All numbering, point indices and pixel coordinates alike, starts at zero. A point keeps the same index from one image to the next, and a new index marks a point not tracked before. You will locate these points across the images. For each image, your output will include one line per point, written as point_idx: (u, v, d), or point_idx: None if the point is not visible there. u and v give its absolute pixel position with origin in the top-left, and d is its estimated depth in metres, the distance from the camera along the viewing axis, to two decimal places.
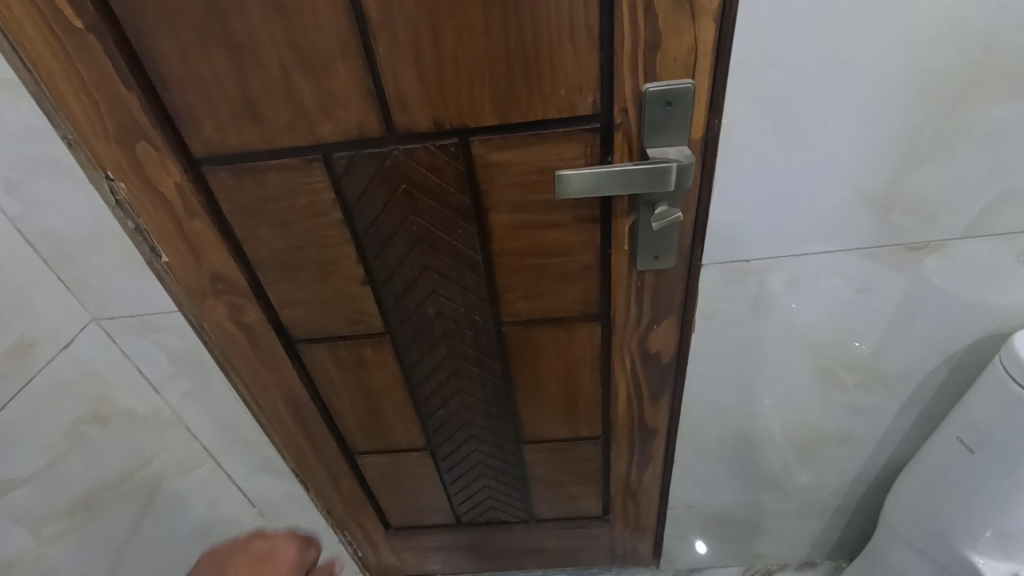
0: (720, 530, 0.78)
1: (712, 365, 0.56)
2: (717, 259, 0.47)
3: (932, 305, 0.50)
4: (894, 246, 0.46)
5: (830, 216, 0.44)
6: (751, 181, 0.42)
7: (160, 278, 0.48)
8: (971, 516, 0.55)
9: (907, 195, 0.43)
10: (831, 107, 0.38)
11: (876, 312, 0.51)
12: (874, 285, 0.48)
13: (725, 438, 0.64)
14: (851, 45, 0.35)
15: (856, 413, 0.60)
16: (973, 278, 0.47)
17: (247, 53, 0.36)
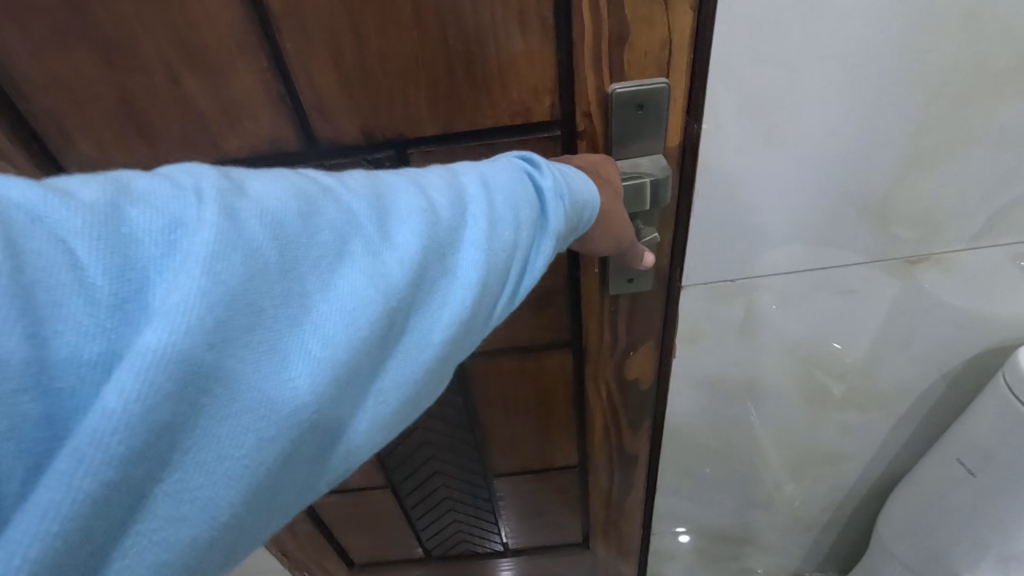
0: (705, 548, 0.74)
1: (695, 387, 0.51)
2: (699, 280, 0.41)
3: (932, 320, 0.45)
4: (895, 259, 0.41)
5: (825, 230, 0.38)
6: (737, 194, 0.36)
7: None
8: (969, 539, 0.52)
9: (911, 205, 0.37)
10: (829, 108, 0.32)
11: (871, 329, 0.46)
12: (870, 302, 0.44)
13: (709, 459, 0.59)
14: (853, 35, 0.29)
15: (848, 431, 0.56)
16: (977, 291, 0.43)
17: (119, 51, 0.29)
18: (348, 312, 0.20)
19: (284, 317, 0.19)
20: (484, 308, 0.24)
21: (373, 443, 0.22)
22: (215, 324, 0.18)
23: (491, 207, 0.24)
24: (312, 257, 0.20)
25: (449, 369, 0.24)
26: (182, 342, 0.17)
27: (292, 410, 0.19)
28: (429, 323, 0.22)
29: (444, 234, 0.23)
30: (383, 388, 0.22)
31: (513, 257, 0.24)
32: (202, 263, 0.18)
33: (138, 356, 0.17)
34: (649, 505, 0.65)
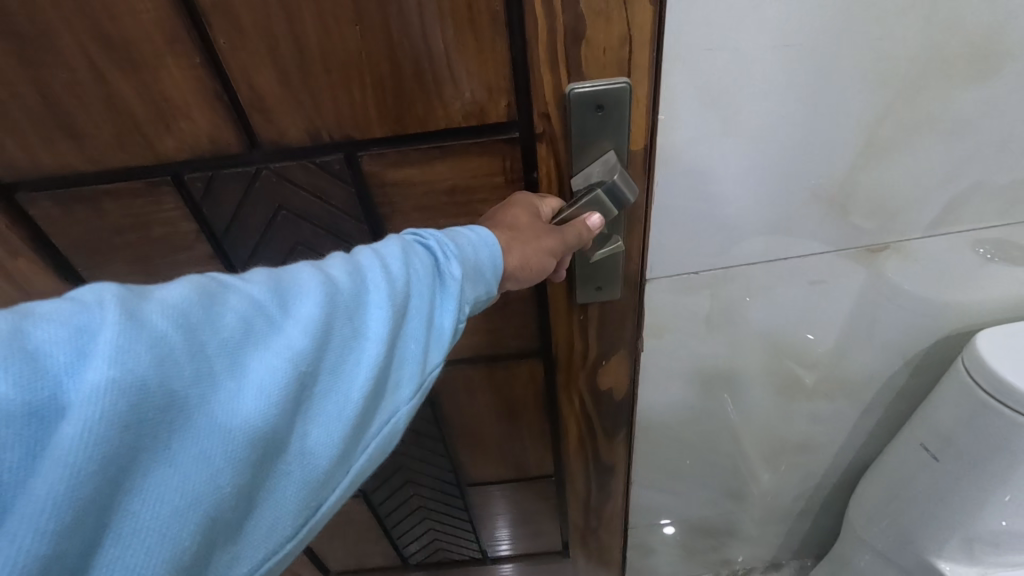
0: (686, 540, 0.74)
1: (663, 384, 0.49)
2: (664, 272, 0.39)
3: (894, 309, 0.44)
4: (854, 249, 0.39)
5: (785, 222, 0.37)
6: (692, 188, 0.34)
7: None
8: (936, 525, 0.52)
9: (870, 194, 0.36)
10: (782, 97, 0.30)
11: (836, 319, 0.45)
12: (836, 295, 0.43)
13: (683, 454, 0.59)
14: (803, 24, 0.28)
15: (817, 421, 0.56)
16: (938, 282, 0.42)
17: (37, 46, 0.27)
18: (261, 387, 0.19)
19: (199, 393, 0.18)
20: (415, 355, 0.23)
21: (307, 505, 0.21)
22: (127, 409, 0.17)
23: (396, 267, 0.23)
24: (225, 334, 0.19)
25: (386, 421, 0.23)
26: (93, 440, 0.16)
27: (218, 495, 0.19)
28: (359, 382, 0.21)
29: (352, 302, 0.22)
30: (313, 451, 0.21)
31: (434, 301, 0.24)
32: (97, 359, 0.17)
33: (44, 464, 0.16)
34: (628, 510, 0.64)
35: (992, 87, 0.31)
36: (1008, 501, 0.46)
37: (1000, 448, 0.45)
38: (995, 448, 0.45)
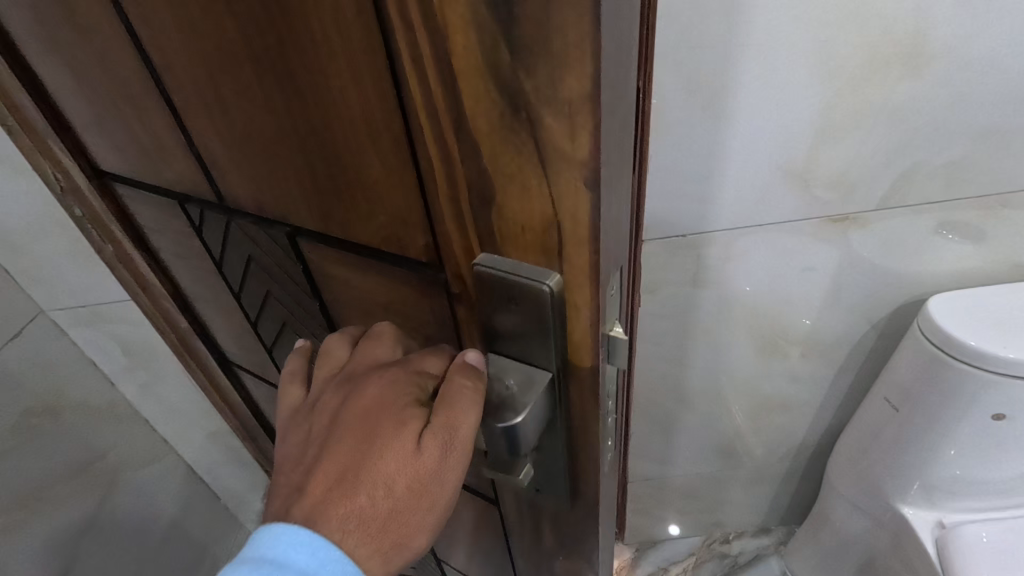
0: (690, 485, 1.32)
1: (664, 323, 0.96)
2: (669, 229, 0.82)
3: (864, 265, 0.88)
4: (826, 217, 0.81)
5: (761, 188, 0.77)
6: (678, 171, 0.74)
7: (110, 256, 0.78)
8: (903, 470, 0.98)
9: (821, 174, 0.76)
10: (752, 117, 0.70)
11: (810, 283, 0.91)
12: (815, 272, 0.89)
13: (682, 381, 1.07)
14: (776, 46, 0.64)
15: (795, 379, 1.07)
16: (898, 247, 0.86)
17: (191, 91, 0.42)
18: None
19: None
20: None
21: None
22: None
23: None
24: None
25: None
26: None
27: None
28: None
29: None
30: None
31: None
32: None
33: None
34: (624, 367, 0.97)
35: (919, 67, 0.67)
36: (953, 453, 0.92)
37: (959, 400, 0.86)
38: (930, 390, 0.88)
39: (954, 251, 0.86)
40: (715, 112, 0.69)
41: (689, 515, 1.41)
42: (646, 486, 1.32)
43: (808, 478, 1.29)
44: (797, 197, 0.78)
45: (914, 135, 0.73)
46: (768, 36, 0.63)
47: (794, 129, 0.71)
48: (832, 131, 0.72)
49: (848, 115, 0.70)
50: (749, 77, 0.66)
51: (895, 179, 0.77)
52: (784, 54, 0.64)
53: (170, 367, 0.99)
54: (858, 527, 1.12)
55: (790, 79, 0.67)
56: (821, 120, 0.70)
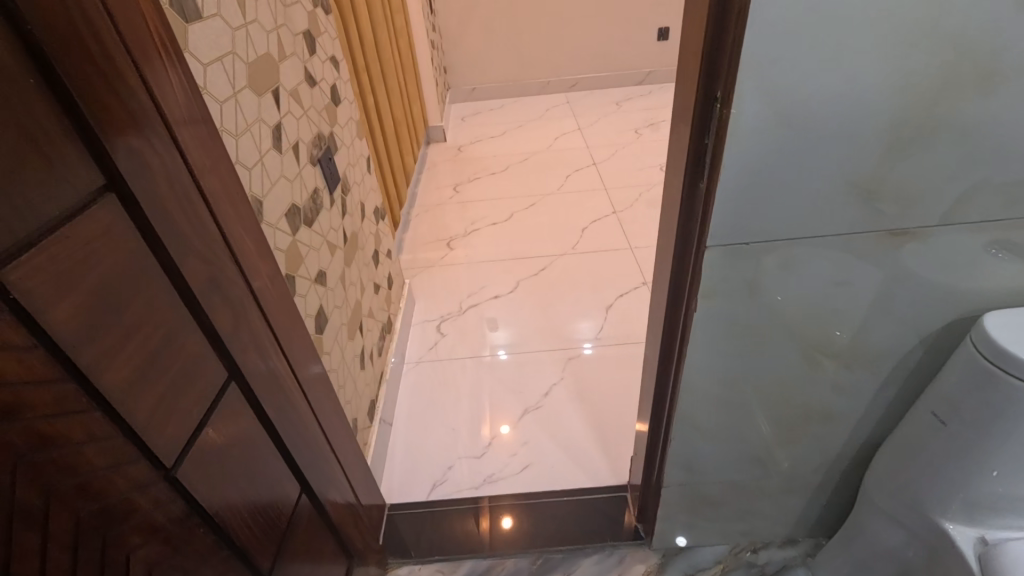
0: (722, 494, 1.33)
1: (713, 334, 0.97)
2: (735, 239, 0.83)
3: (915, 282, 0.90)
4: (890, 231, 0.83)
5: (829, 199, 0.78)
6: (749, 181, 0.76)
7: (207, 235, 0.78)
8: (947, 487, 0.98)
9: (888, 189, 0.77)
10: (827, 131, 0.71)
11: (863, 297, 0.93)
12: (867, 287, 0.91)
13: (724, 391, 1.08)
14: (855, 64, 0.66)
15: (839, 392, 1.08)
16: (952, 265, 0.87)
17: None
18: None
19: None
20: None
21: None
22: None
23: None
24: None
25: None
26: None
27: None
28: None
29: None
30: None
31: None
32: None
33: None
34: (674, 347, 1.04)
35: (991, 86, 0.68)
36: (996, 472, 0.92)
37: (1009, 419, 0.87)
38: (975, 404, 0.90)
39: (1007, 268, 0.87)
40: (790, 125, 0.71)
41: (720, 523, 1.42)
42: (677, 495, 1.34)
43: (840, 490, 1.31)
44: (860, 210, 0.80)
45: (979, 152, 0.74)
46: (848, 50, 0.65)
47: (864, 142, 0.73)
48: (901, 146, 0.73)
49: (919, 130, 0.72)
50: (825, 89, 0.68)
51: (958, 195, 0.78)
52: (864, 66, 0.66)
53: (289, 334, 1.04)
54: (893, 540, 1.14)
55: (864, 94, 0.68)
56: (893, 135, 0.72)
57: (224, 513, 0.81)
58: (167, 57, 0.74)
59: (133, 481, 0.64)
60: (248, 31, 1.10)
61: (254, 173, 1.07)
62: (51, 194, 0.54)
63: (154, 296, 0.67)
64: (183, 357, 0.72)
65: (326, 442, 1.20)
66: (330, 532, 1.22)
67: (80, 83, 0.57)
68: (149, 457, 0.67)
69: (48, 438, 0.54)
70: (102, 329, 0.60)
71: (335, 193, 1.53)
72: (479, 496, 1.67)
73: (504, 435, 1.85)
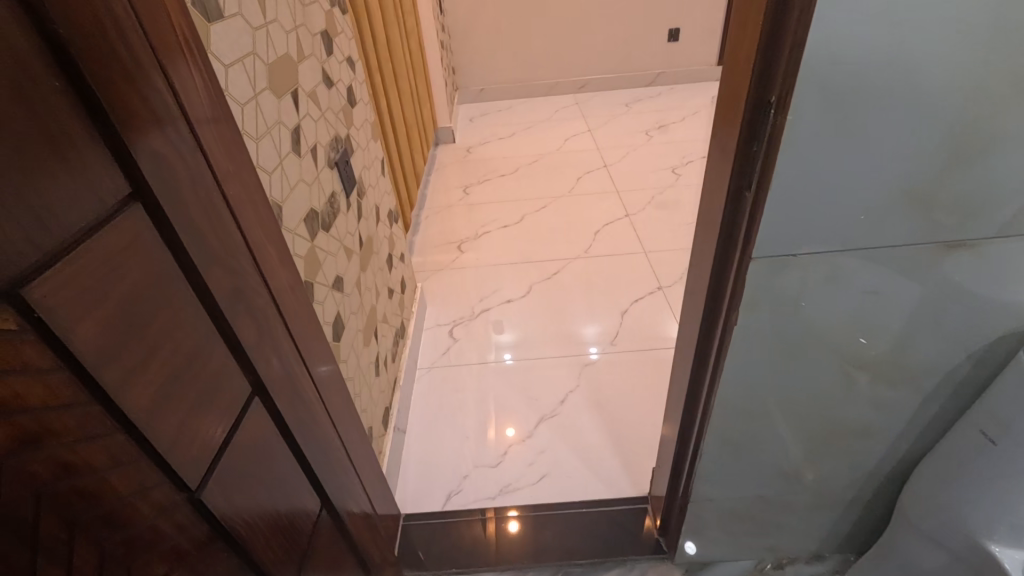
0: (750, 509, 1.30)
1: (752, 347, 0.94)
2: (780, 252, 0.80)
3: (966, 296, 0.86)
4: (944, 243, 0.79)
5: (882, 211, 0.75)
6: (800, 191, 0.72)
7: (232, 244, 0.75)
8: (999, 509, 0.93)
9: (945, 199, 0.74)
10: (886, 139, 0.68)
11: (910, 312, 0.89)
12: (915, 302, 0.87)
13: (757, 406, 1.05)
14: (920, 69, 0.62)
15: (878, 408, 1.05)
16: (1006, 278, 0.84)
17: None
18: None
19: None
20: None
21: None
22: None
23: None
24: None
25: None
26: None
27: None
28: None
29: None
30: None
31: None
32: None
33: None
34: (708, 359, 1.01)
35: None
36: None
37: None
38: None
39: None
40: (848, 133, 0.67)
41: (746, 538, 1.38)
42: (703, 510, 1.30)
43: (873, 506, 1.27)
44: (913, 221, 0.76)
45: None
46: (916, 53, 0.61)
47: (923, 151, 0.69)
48: (963, 156, 0.69)
49: (984, 139, 0.68)
50: (887, 94, 0.64)
51: (1019, 206, 0.74)
52: (931, 71, 0.62)
53: (310, 345, 1.01)
54: (930, 561, 1.10)
55: (928, 101, 0.65)
56: (955, 144, 0.68)
57: (246, 535, 0.77)
58: (192, 60, 0.71)
59: (158, 507, 0.61)
60: (268, 32, 1.07)
61: (274, 178, 1.04)
62: (79, 207, 0.51)
63: (179, 311, 0.64)
64: (207, 373, 0.69)
65: (345, 453, 1.17)
66: (349, 547, 1.18)
67: (106, 89, 0.54)
68: (172, 481, 0.63)
69: (74, 467, 0.51)
70: (127, 348, 0.57)
71: (351, 197, 1.49)
72: (484, 505, 1.64)
73: (509, 437, 1.85)
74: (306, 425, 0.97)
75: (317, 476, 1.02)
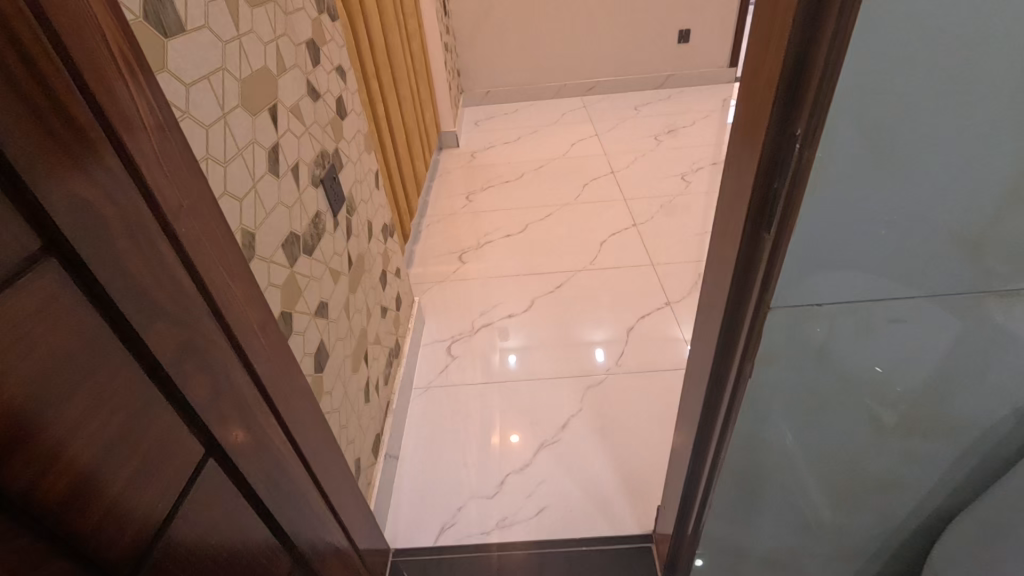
0: (764, 559, 1.20)
1: (769, 398, 0.84)
2: (804, 302, 0.69)
3: (1017, 348, 0.76)
4: (996, 293, 0.69)
5: (926, 258, 0.64)
6: (830, 236, 0.62)
7: (185, 292, 0.66)
8: None
9: (1001, 245, 0.63)
10: (935, 179, 0.57)
11: (951, 365, 0.78)
12: (958, 355, 0.77)
13: (773, 457, 0.95)
14: (981, 99, 0.52)
15: (909, 461, 0.94)
16: None
17: None
18: None
19: None
20: None
21: None
22: None
23: None
24: None
25: None
26: None
27: None
28: None
29: None
30: None
31: None
32: None
33: None
34: (722, 407, 0.91)
35: None
36: None
37: None
38: None
39: None
40: (890, 172, 0.57)
41: None
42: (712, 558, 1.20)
43: (899, 558, 1.16)
44: (963, 269, 0.66)
45: None
46: (978, 80, 0.51)
47: (978, 193, 0.59)
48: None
49: None
50: (940, 128, 0.54)
51: None
52: (996, 100, 0.52)
53: (284, 388, 0.93)
54: None
55: (986, 137, 0.55)
56: (1016, 185, 0.58)
57: None
58: (135, 84, 0.63)
59: None
60: (242, 44, 0.98)
61: (246, 205, 0.96)
62: None
63: (112, 377, 0.56)
64: (148, 440, 0.61)
65: (325, 497, 1.09)
66: None
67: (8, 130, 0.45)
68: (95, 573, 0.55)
69: None
70: (36, 432, 0.48)
71: (339, 215, 1.41)
72: (489, 543, 1.55)
73: (514, 445, 1.82)
74: (278, 478, 0.89)
75: (291, 530, 0.94)
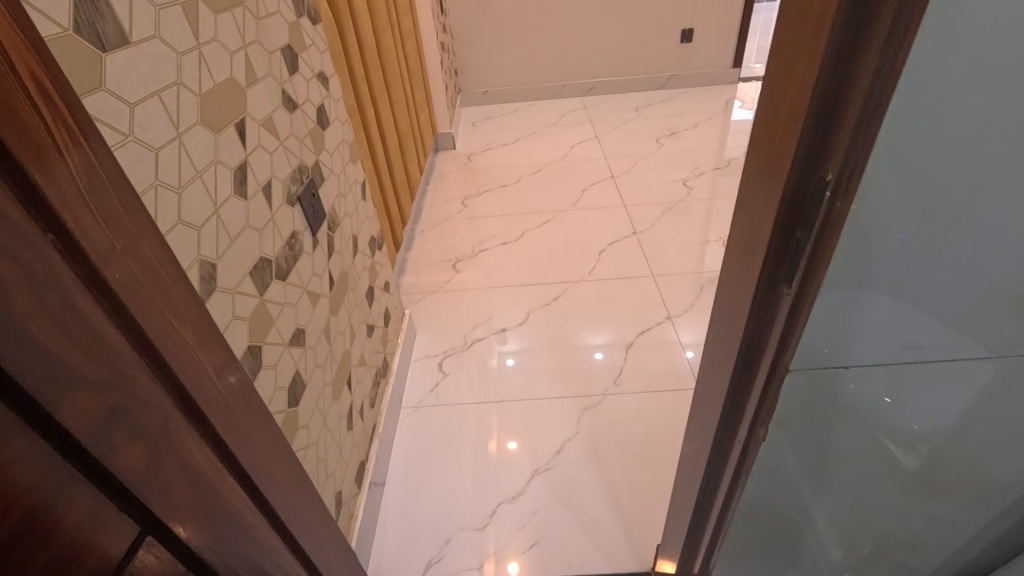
0: None
1: (783, 458, 0.75)
2: (826, 363, 0.61)
3: None
4: None
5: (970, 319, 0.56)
6: (861, 296, 0.53)
7: (114, 353, 0.58)
8: None
9: None
10: (987, 234, 0.49)
11: (988, 426, 0.70)
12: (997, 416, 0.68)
13: (785, 515, 0.87)
14: None
15: (932, 519, 0.86)
16: None
17: None
18: None
19: None
20: None
21: None
22: None
23: None
24: None
25: None
26: None
27: None
28: None
29: None
30: None
31: None
32: None
33: None
34: (730, 463, 0.82)
35: None
36: None
37: None
38: None
39: None
40: (936, 226, 0.48)
41: None
42: None
43: None
44: (1013, 327, 0.57)
45: None
46: None
47: None
48: None
49: None
50: (1000, 176, 0.45)
51: None
52: None
53: (246, 438, 0.84)
54: None
55: None
56: None
57: None
58: (54, 115, 0.54)
59: None
60: (202, 55, 0.89)
61: (206, 234, 0.87)
62: None
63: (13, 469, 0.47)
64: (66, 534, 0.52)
65: (298, 548, 1.01)
66: None
67: None
68: None
69: None
70: None
71: (319, 233, 1.32)
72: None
73: (513, 450, 1.79)
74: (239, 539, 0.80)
75: None
